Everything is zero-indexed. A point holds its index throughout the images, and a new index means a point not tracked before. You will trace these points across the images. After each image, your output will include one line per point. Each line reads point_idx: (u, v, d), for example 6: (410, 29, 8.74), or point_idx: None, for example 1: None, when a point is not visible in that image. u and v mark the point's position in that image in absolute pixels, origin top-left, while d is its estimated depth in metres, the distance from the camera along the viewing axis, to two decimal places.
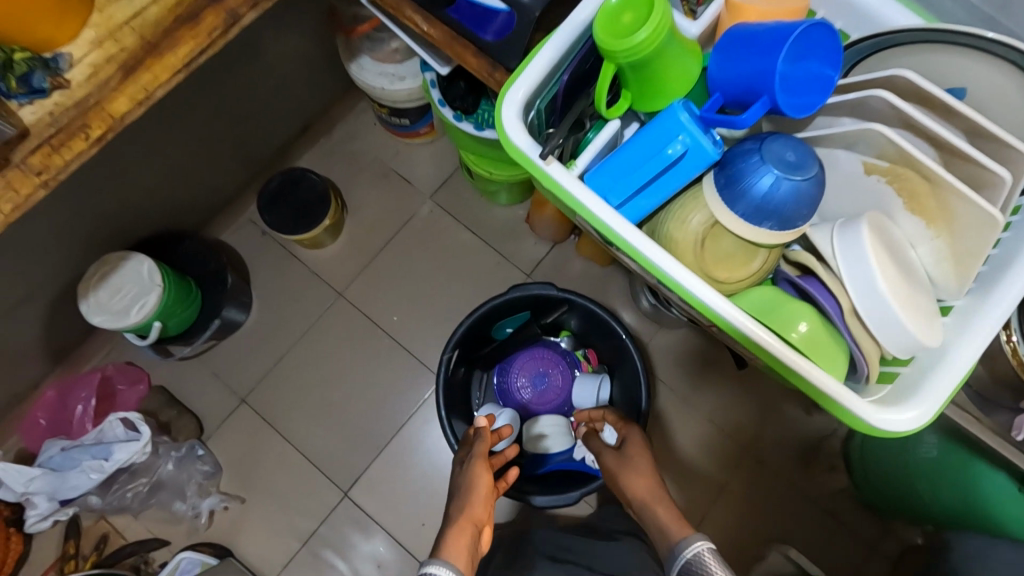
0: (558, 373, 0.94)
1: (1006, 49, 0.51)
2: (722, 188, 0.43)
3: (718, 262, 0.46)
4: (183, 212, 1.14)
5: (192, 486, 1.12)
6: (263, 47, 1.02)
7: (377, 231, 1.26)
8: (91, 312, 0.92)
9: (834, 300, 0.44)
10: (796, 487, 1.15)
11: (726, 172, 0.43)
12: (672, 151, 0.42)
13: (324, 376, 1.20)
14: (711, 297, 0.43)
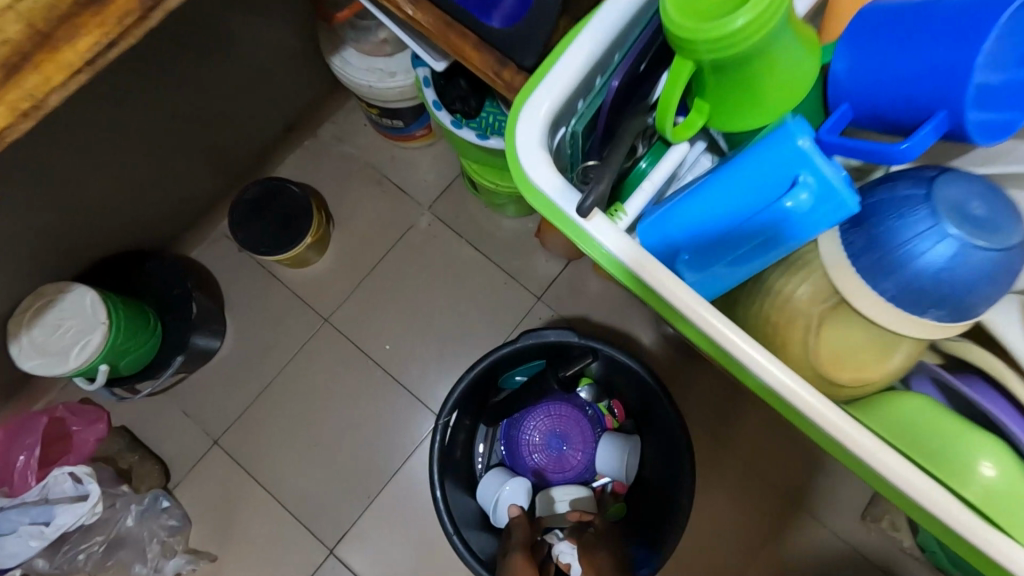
0: (574, 430, 0.81)
1: None
2: (887, 255, 0.40)
3: (854, 362, 0.43)
4: (144, 229, 0.99)
5: (154, 544, 0.98)
6: (231, 38, 0.86)
7: (367, 247, 1.11)
8: (23, 355, 0.78)
9: (994, 402, 0.44)
10: (846, 543, 1.00)
11: (866, 234, 0.41)
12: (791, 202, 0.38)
13: (308, 414, 1.06)
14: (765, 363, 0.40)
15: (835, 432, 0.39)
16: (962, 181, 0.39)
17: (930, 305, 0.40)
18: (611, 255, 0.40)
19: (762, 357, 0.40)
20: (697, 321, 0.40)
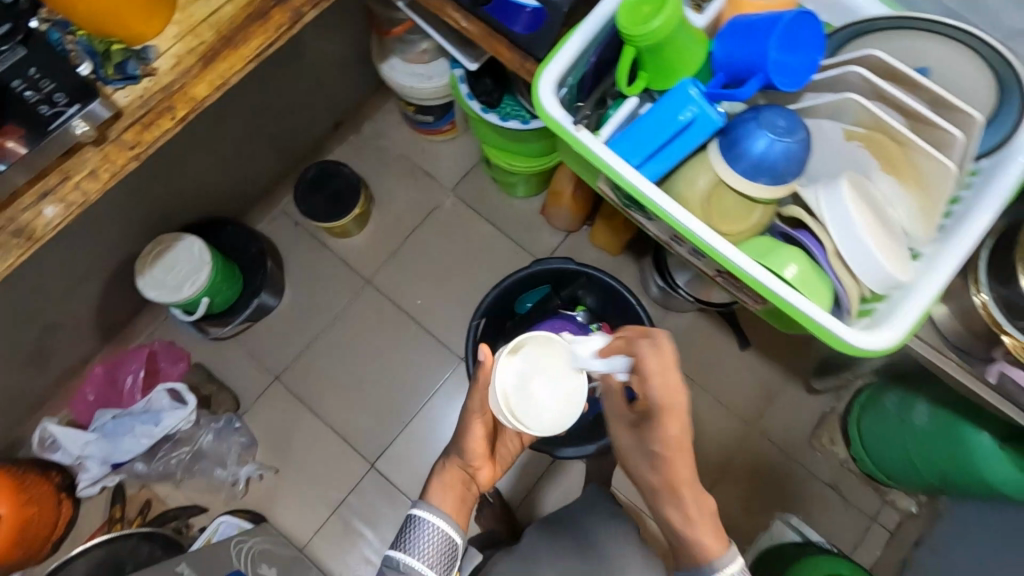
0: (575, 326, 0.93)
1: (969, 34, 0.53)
2: (725, 152, 0.51)
3: (722, 218, 0.53)
4: (224, 200, 1.23)
5: (232, 455, 1.20)
6: (302, 49, 1.11)
7: (402, 221, 1.34)
8: (146, 286, 1.01)
9: (818, 243, 0.52)
10: (801, 461, 1.21)
11: (725, 138, 0.51)
12: (683, 118, 0.50)
13: (353, 356, 1.27)
14: (712, 238, 0.51)
15: (742, 266, 0.50)
16: (776, 105, 0.50)
17: (756, 177, 0.50)
18: (604, 163, 0.52)
19: (709, 233, 0.51)
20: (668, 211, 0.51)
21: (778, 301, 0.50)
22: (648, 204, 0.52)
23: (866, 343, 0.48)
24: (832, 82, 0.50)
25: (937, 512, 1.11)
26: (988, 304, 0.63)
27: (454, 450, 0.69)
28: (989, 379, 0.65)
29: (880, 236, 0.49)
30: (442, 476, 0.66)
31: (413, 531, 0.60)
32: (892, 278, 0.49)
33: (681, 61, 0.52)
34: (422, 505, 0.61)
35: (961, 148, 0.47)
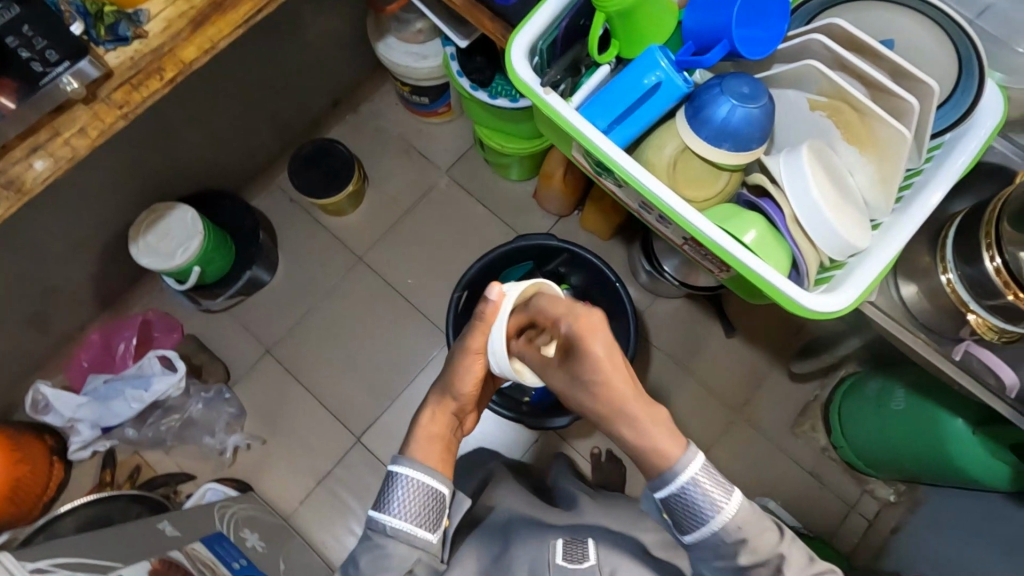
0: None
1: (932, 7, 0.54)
2: (690, 117, 0.52)
3: (687, 184, 0.55)
4: (220, 174, 1.25)
5: (220, 424, 1.22)
6: (300, 26, 1.12)
7: (396, 201, 1.36)
8: (139, 253, 1.03)
9: (779, 211, 0.53)
10: (783, 449, 1.22)
11: (690, 104, 0.52)
12: (648, 82, 0.51)
13: (343, 332, 1.29)
14: (674, 201, 0.52)
15: (703, 228, 0.51)
16: (740, 73, 0.51)
17: (718, 142, 0.51)
18: (572, 126, 0.53)
19: (672, 196, 0.52)
20: (633, 174, 0.52)
21: (736, 265, 0.51)
22: (613, 167, 0.53)
23: (821, 306, 0.49)
24: (796, 51, 0.52)
25: (914, 501, 1.12)
26: (956, 284, 0.63)
27: (446, 393, 0.67)
28: (954, 357, 0.66)
29: (837, 203, 0.50)
30: (423, 419, 0.65)
31: (394, 488, 0.60)
32: (848, 245, 0.50)
33: (649, 27, 0.54)
34: (403, 462, 0.61)
35: (916, 118, 0.48)
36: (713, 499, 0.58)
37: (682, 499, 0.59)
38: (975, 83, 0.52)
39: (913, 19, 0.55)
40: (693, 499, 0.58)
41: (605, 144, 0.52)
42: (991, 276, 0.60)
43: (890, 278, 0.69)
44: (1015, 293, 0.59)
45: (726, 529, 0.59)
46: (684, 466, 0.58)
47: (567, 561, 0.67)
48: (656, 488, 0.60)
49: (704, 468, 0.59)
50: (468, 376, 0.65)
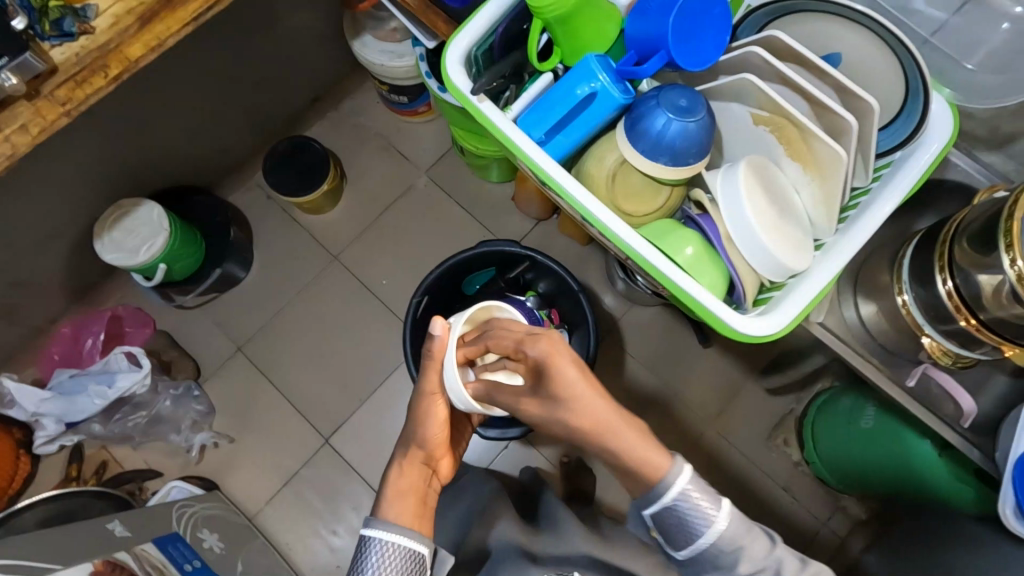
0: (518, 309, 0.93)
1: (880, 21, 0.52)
2: (628, 130, 0.50)
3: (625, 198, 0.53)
4: (194, 169, 1.24)
5: (187, 421, 1.22)
6: (275, 21, 1.11)
7: (373, 200, 1.35)
8: (105, 249, 1.03)
9: (718, 228, 0.52)
10: (756, 462, 1.20)
11: (628, 115, 0.51)
12: (581, 92, 0.50)
13: (316, 331, 1.28)
14: (608, 217, 0.50)
15: (636, 246, 0.49)
16: (680, 85, 0.50)
17: (655, 156, 0.50)
18: (506, 137, 0.52)
19: (605, 212, 0.50)
20: (566, 188, 0.51)
21: (669, 284, 0.49)
22: (548, 180, 0.51)
23: (754, 329, 0.48)
24: (735, 64, 0.50)
25: (885, 519, 1.10)
26: (910, 306, 0.62)
27: (412, 443, 0.64)
28: (907, 383, 0.64)
29: (773, 222, 0.49)
30: (393, 475, 0.63)
31: (367, 554, 0.57)
32: (784, 266, 0.49)
33: (590, 33, 0.52)
34: (375, 524, 0.58)
35: (854, 137, 0.47)
36: (705, 511, 0.56)
37: (673, 514, 0.56)
38: (920, 105, 0.51)
39: (862, 33, 0.53)
40: (683, 512, 0.56)
41: (538, 156, 0.51)
42: (942, 300, 0.59)
43: (849, 297, 0.67)
44: (968, 319, 0.57)
45: (720, 543, 0.56)
46: (672, 480, 0.56)
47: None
48: (644, 504, 0.58)
49: (692, 480, 0.56)
50: (433, 421, 0.63)
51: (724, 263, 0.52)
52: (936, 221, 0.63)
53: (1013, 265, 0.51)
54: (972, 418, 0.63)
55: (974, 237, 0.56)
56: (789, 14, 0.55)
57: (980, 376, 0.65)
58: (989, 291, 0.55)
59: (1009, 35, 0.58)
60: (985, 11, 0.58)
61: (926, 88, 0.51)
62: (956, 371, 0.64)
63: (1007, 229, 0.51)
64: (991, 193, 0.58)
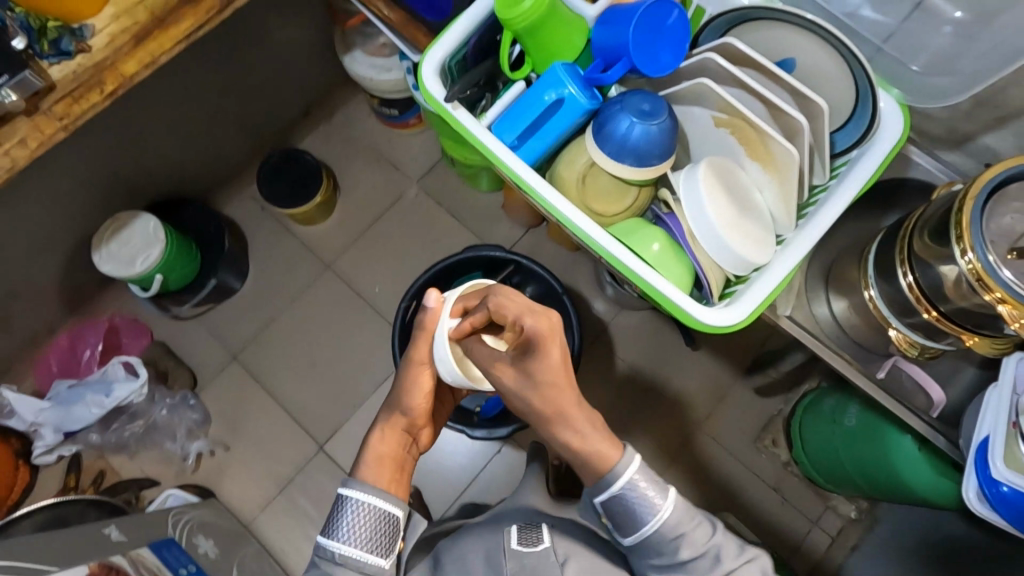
0: None
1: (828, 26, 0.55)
2: (595, 134, 0.53)
3: (595, 199, 0.56)
4: (190, 182, 1.27)
5: (183, 430, 1.23)
6: (268, 36, 1.14)
7: (365, 210, 1.37)
8: (102, 261, 1.06)
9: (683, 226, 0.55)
10: (745, 462, 1.21)
11: (595, 121, 0.53)
12: (548, 99, 0.53)
13: (308, 338, 1.30)
14: (578, 217, 0.52)
15: (603, 243, 0.52)
16: (642, 90, 0.52)
17: (620, 158, 0.52)
18: (479, 141, 0.54)
19: (573, 210, 0.52)
20: (536, 189, 0.53)
21: (636, 279, 0.52)
22: (520, 182, 0.54)
23: (717, 321, 0.50)
24: (694, 70, 0.53)
25: (874, 517, 1.11)
26: (877, 300, 0.64)
27: (395, 410, 0.68)
28: (878, 375, 0.66)
29: (734, 219, 0.52)
30: (374, 440, 0.67)
31: (343, 512, 0.61)
32: (745, 260, 0.51)
33: (557, 44, 0.54)
34: (354, 485, 0.62)
35: (807, 138, 0.50)
36: (651, 499, 0.59)
37: (621, 501, 0.59)
38: (869, 107, 0.53)
39: (815, 38, 0.56)
40: (630, 500, 0.59)
41: (510, 159, 0.53)
42: (905, 293, 0.61)
43: (821, 293, 0.69)
44: (930, 311, 0.59)
45: (664, 528, 0.59)
46: (622, 469, 0.58)
47: (522, 545, 0.67)
48: (596, 493, 0.60)
49: (640, 469, 0.59)
50: (418, 390, 0.67)
51: (690, 258, 0.54)
52: (898, 219, 0.65)
53: (964, 258, 0.52)
54: (942, 405, 0.65)
55: (931, 231, 0.58)
56: (745, 22, 0.58)
57: (948, 367, 0.67)
58: (949, 283, 0.57)
59: (953, 38, 0.59)
60: (929, 15, 0.60)
61: (875, 90, 0.53)
62: (925, 363, 0.66)
63: (958, 222, 0.53)
64: (949, 188, 0.61)
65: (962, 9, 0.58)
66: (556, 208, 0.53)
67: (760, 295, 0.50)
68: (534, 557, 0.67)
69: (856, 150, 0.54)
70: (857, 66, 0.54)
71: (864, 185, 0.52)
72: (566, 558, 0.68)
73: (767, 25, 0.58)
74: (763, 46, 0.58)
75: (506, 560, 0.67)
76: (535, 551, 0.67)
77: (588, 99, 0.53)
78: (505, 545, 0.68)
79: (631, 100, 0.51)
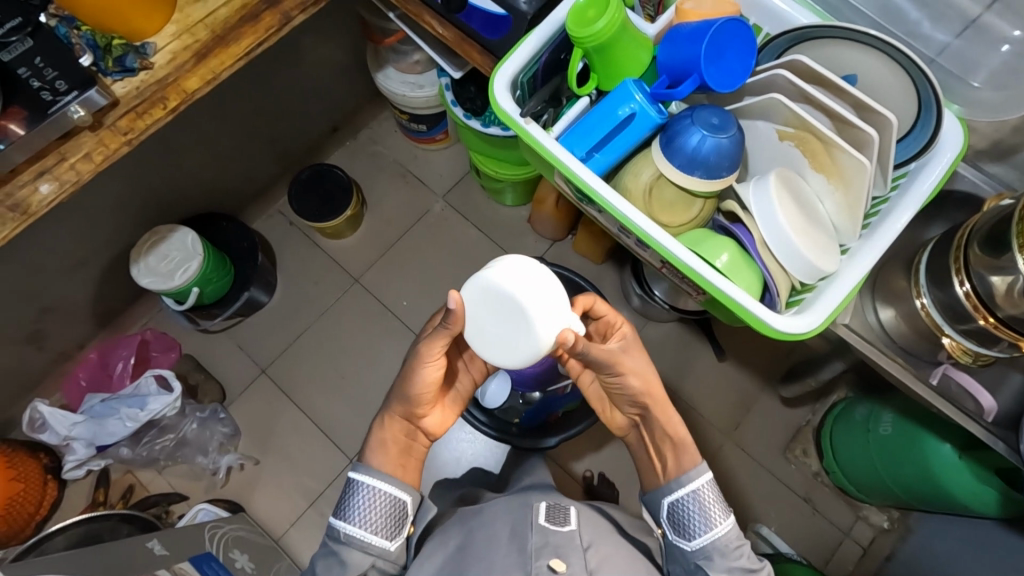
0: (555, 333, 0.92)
1: (885, 43, 0.59)
2: (664, 147, 0.55)
3: (662, 210, 0.58)
4: (222, 197, 1.29)
5: (213, 443, 1.23)
6: (302, 54, 1.17)
7: (392, 225, 1.38)
8: (141, 274, 1.09)
9: (750, 236, 0.57)
10: (776, 474, 1.21)
11: (664, 134, 0.55)
12: (622, 113, 0.55)
13: (336, 351, 1.31)
14: (649, 225, 0.54)
15: (675, 251, 0.54)
16: (710, 105, 0.55)
17: (690, 169, 0.54)
18: (549, 152, 0.56)
19: (642, 218, 0.54)
20: (607, 198, 0.55)
21: (708, 286, 0.53)
22: (591, 191, 0.56)
23: (792, 328, 0.52)
24: (762, 86, 0.56)
25: (907, 526, 1.11)
26: (930, 309, 0.65)
27: (397, 400, 0.70)
28: (931, 381, 0.67)
29: (803, 228, 0.54)
30: (380, 427, 0.71)
31: (356, 494, 0.66)
32: (814, 268, 0.54)
33: (626, 62, 0.58)
34: (366, 471, 0.66)
35: (876, 150, 0.53)
36: (710, 514, 0.64)
37: (681, 508, 0.65)
38: (933, 119, 0.57)
39: (872, 54, 0.60)
40: (691, 509, 0.65)
41: (581, 169, 0.55)
42: (961, 302, 0.62)
43: (869, 302, 0.71)
44: (986, 318, 0.61)
45: (720, 541, 0.63)
46: (691, 477, 0.66)
47: (549, 523, 0.67)
48: (665, 492, 0.67)
49: (710, 484, 0.66)
50: (419, 382, 0.67)
51: (759, 266, 0.56)
52: (947, 229, 0.67)
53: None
54: (994, 412, 0.66)
55: (983, 241, 0.60)
56: (809, 39, 0.62)
57: (997, 375, 0.68)
58: (1001, 292, 0.59)
59: (1008, 56, 0.61)
60: (984, 33, 0.62)
61: (937, 103, 0.57)
62: (975, 372, 0.67)
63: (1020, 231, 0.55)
64: (999, 202, 0.64)
65: (1020, 28, 0.60)
66: (629, 219, 0.54)
67: (832, 302, 0.53)
68: (559, 534, 0.65)
69: (915, 161, 0.58)
70: (916, 81, 0.58)
71: (926, 197, 0.56)
72: (589, 544, 0.66)
73: (825, 43, 0.61)
74: (822, 62, 0.62)
75: (532, 532, 0.65)
76: (561, 531, 0.66)
77: (659, 113, 0.55)
78: (532, 520, 0.67)
79: (700, 114, 0.54)
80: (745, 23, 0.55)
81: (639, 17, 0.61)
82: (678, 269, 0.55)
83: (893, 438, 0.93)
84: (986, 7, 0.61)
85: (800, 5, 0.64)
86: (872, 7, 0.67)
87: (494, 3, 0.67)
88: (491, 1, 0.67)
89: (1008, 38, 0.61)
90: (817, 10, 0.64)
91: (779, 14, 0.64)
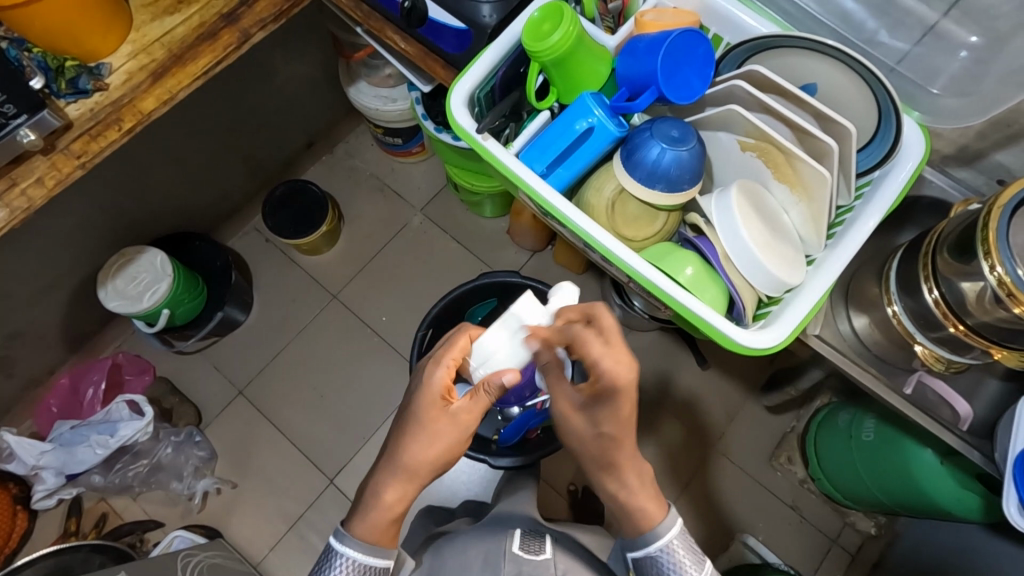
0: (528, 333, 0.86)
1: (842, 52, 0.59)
2: (625, 160, 0.55)
3: (626, 224, 0.59)
4: (195, 215, 1.27)
5: (189, 468, 1.20)
6: (272, 69, 1.15)
7: (370, 241, 1.37)
8: (109, 297, 1.07)
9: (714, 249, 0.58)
10: (764, 482, 1.20)
11: (624, 149, 0.56)
12: (579, 127, 0.55)
13: (316, 368, 1.28)
14: (609, 240, 0.54)
15: (636, 266, 0.53)
16: (669, 118, 0.55)
17: (652, 183, 0.54)
18: (509, 169, 0.56)
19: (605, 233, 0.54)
20: (568, 214, 0.54)
21: (671, 300, 0.53)
22: (551, 208, 0.55)
23: (758, 342, 0.52)
24: (721, 97, 0.57)
25: (893, 532, 1.10)
26: (900, 316, 0.65)
27: (401, 474, 0.58)
28: (905, 391, 0.67)
29: (764, 238, 0.55)
30: (386, 499, 0.59)
31: (331, 567, 0.59)
32: (777, 279, 0.54)
33: (585, 74, 0.58)
34: (348, 542, 0.59)
35: (834, 161, 0.53)
36: (684, 568, 0.60)
37: (654, 561, 0.61)
38: (893, 127, 0.57)
39: (831, 63, 0.60)
40: (664, 563, 0.60)
41: (539, 186, 0.55)
42: (931, 309, 0.62)
43: (841, 311, 0.70)
44: (956, 325, 0.60)
45: None
46: (661, 532, 0.60)
47: (523, 551, 0.66)
48: (630, 545, 0.62)
49: (680, 537, 0.61)
50: (415, 449, 0.58)
51: (724, 279, 0.57)
52: (916, 235, 0.67)
53: (993, 271, 0.53)
54: (972, 419, 0.65)
55: (953, 247, 0.59)
56: (767, 49, 0.62)
57: (972, 381, 0.67)
58: (972, 298, 0.58)
59: (967, 62, 0.61)
60: (942, 40, 0.62)
61: (897, 110, 0.57)
62: (951, 379, 0.67)
63: (984, 237, 0.54)
64: (966, 206, 0.63)
65: (976, 35, 0.60)
66: (592, 235, 0.54)
67: (796, 314, 0.54)
68: (533, 564, 0.65)
69: (878, 169, 0.58)
70: (875, 90, 0.58)
71: (887, 206, 0.56)
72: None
73: (786, 51, 0.61)
74: (784, 71, 0.62)
75: (504, 561, 0.65)
76: (536, 559, 0.65)
77: (617, 126, 0.55)
78: (506, 548, 0.67)
79: (655, 131, 0.54)
80: (702, 33, 0.56)
81: (599, 29, 0.61)
82: (644, 285, 0.55)
83: (875, 444, 0.92)
84: (943, 14, 0.61)
85: (762, 17, 0.63)
86: (832, 14, 0.67)
87: (454, 18, 0.64)
88: (452, 15, 0.64)
89: (965, 44, 0.61)
90: (776, 20, 0.64)
91: (738, 25, 0.64)
